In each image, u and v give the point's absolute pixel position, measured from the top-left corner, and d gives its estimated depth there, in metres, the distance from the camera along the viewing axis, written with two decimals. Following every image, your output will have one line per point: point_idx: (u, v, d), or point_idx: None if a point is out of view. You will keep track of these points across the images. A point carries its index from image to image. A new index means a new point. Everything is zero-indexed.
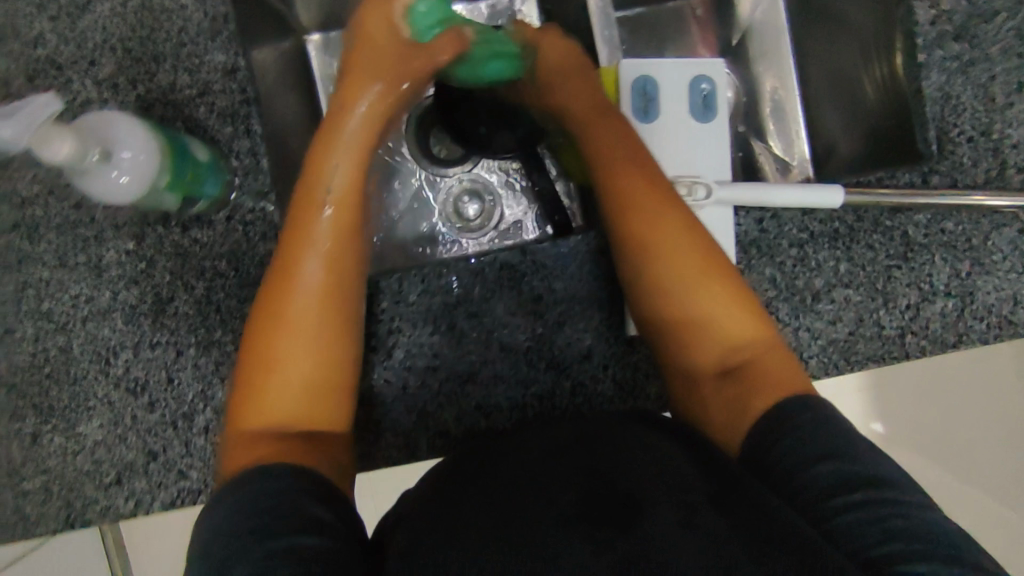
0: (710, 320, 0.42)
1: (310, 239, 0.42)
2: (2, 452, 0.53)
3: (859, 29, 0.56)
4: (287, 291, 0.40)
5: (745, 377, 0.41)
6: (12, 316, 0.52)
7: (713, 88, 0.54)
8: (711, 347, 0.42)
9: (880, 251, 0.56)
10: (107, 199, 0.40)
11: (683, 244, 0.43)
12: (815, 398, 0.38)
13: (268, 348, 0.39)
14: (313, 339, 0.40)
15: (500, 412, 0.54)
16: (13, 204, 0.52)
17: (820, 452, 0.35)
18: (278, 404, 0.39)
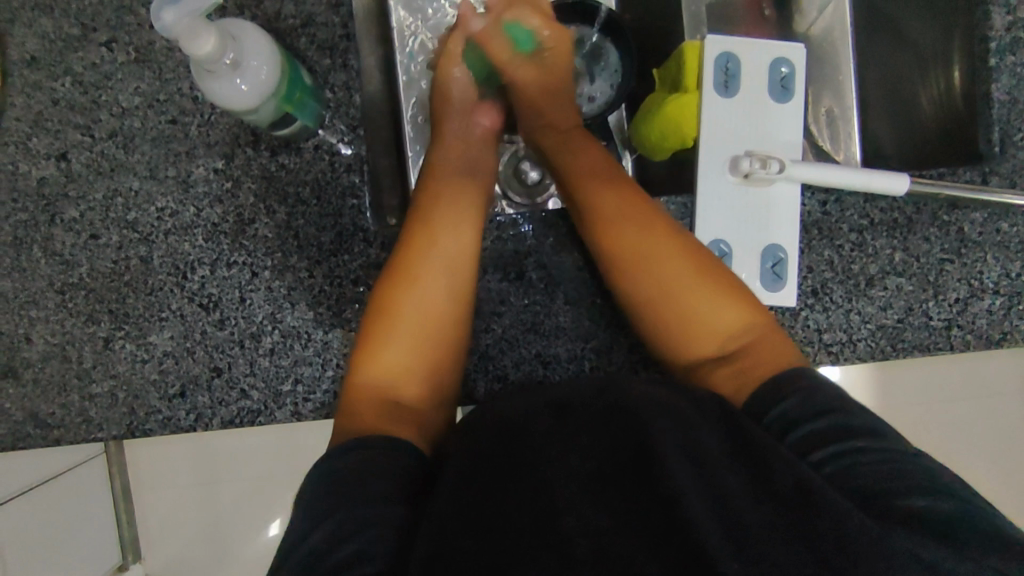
0: (709, 312, 0.42)
1: (438, 235, 0.45)
2: (71, 354, 0.54)
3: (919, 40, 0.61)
4: (404, 296, 0.43)
5: (743, 359, 0.41)
6: (98, 222, 0.54)
7: (792, 71, 0.56)
8: (711, 335, 0.42)
9: (935, 244, 0.58)
10: (214, 100, 0.43)
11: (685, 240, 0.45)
12: (805, 372, 0.38)
13: (390, 343, 0.42)
14: (436, 304, 0.43)
15: (558, 362, 0.56)
16: (111, 113, 0.54)
17: (816, 410, 0.36)
18: (392, 364, 0.41)
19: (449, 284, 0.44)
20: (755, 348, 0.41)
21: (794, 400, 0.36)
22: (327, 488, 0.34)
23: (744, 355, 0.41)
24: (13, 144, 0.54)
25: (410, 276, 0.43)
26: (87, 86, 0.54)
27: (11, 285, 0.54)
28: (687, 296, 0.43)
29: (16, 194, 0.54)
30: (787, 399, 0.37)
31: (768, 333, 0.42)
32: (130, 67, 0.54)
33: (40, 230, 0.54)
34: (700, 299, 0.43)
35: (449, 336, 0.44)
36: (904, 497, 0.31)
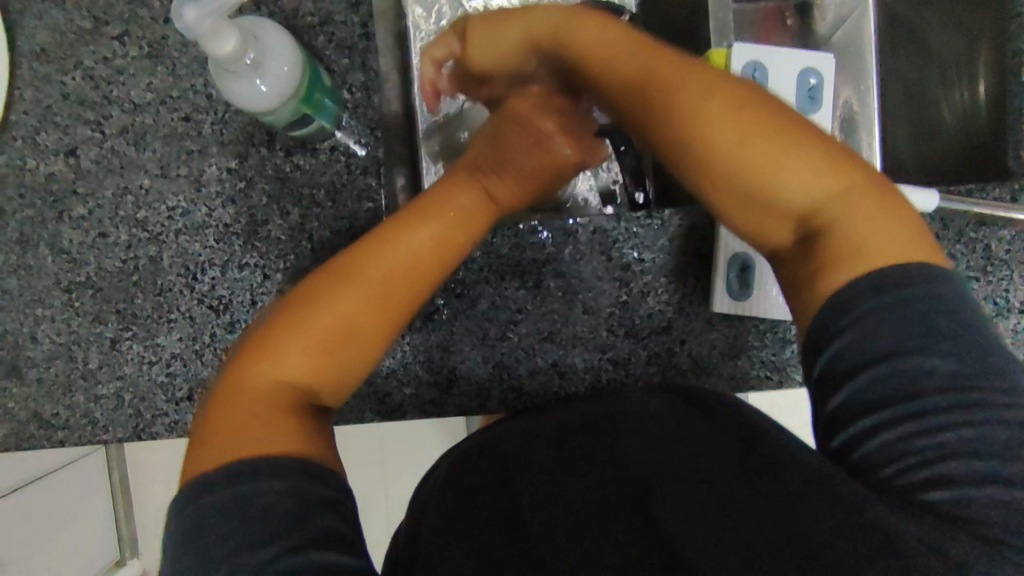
0: (777, 195, 0.37)
1: (414, 229, 0.42)
2: (77, 354, 0.53)
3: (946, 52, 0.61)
4: (333, 287, 0.40)
5: (826, 244, 0.35)
6: (107, 220, 0.53)
7: (821, 82, 0.55)
8: (781, 217, 0.37)
9: (961, 262, 0.56)
10: (231, 96, 0.43)
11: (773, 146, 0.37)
12: (902, 275, 0.33)
13: (294, 332, 0.38)
14: (355, 297, 0.40)
15: (575, 373, 0.54)
16: (122, 108, 0.52)
17: (889, 345, 0.32)
18: (287, 360, 0.38)
19: (381, 288, 0.40)
20: (836, 219, 0.35)
21: (852, 332, 0.33)
22: (258, 500, 0.32)
23: (823, 236, 0.36)
24: (22, 138, 0.52)
25: (314, 296, 0.40)
26: (98, 80, 0.52)
27: (16, 283, 0.52)
28: (755, 189, 0.37)
29: (23, 190, 0.52)
30: (844, 333, 0.33)
31: (852, 192, 0.36)
32: (142, 62, 0.52)
33: (47, 227, 0.52)
34: (755, 185, 0.37)
35: (368, 328, 0.40)
36: (933, 490, 0.30)
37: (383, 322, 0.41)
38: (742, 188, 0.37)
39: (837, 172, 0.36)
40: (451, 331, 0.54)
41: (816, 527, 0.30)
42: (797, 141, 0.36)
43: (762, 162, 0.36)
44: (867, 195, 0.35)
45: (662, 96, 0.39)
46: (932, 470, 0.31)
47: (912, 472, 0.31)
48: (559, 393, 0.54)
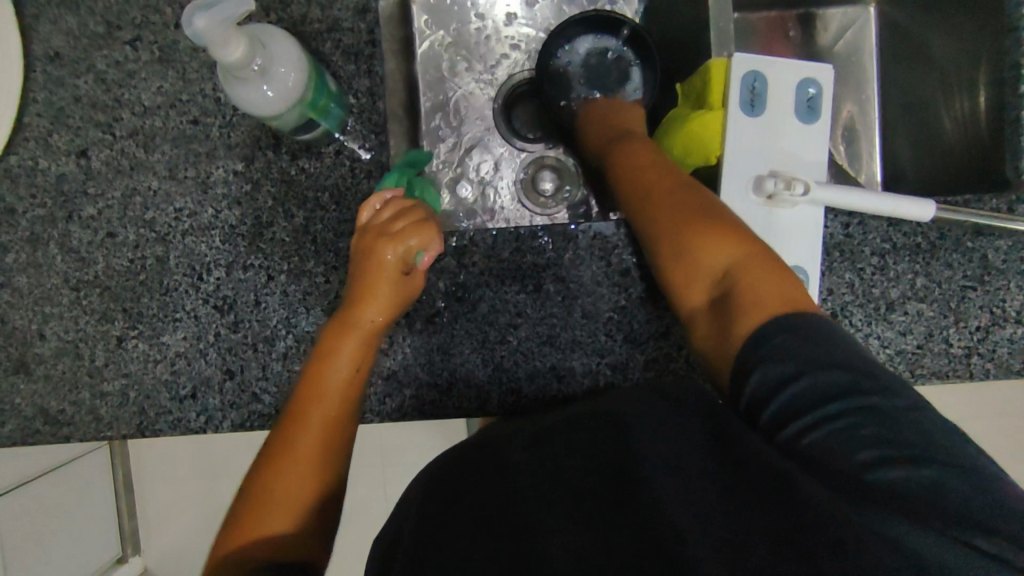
0: (698, 263, 0.43)
1: (349, 334, 0.48)
2: (84, 351, 0.54)
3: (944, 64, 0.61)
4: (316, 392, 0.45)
5: (730, 302, 0.41)
6: (115, 220, 0.54)
7: (819, 92, 0.56)
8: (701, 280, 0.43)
9: (958, 271, 0.57)
10: (236, 100, 0.44)
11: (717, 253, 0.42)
12: (795, 319, 0.38)
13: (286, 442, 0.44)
14: (329, 397, 0.46)
15: (573, 377, 0.55)
16: (132, 112, 0.53)
17: (799, 368, 0.36)
18: (282, 473, 0.43)
19: (345, 380, 0.47)
20: (740, 281, 0.41)
21: (770, 361, 0.37)
22: None
23: (732, 294, 0.41)
24: (34, 139, 0.53)
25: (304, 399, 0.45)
26: (109, 84, 0.53)
27: (26, 280, 0.54)
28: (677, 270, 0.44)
29: (35, 190, 0.53)
30: (752, 375, 0.37)
31: (763, 264, 0.41)
32: (153, 66, 0.53)
33: (57, 227, 0.53)
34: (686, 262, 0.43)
35: (342, 428, 0.45)
36: (867, 472, 0.32)
37: (341, 419, 0.46)
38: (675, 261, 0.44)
39: (739, 245, 0.42)
40: (452, 334, 0.55)
41: (803, 517, 0.30)
42: (717, 237, 0.43)
43: (692, 243, 0.43)
44: (759, 265, 0.41)
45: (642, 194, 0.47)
46: (872, 454, 0.33)
47: (844, 461, 0.33)
48: (558, 396, 0.55)
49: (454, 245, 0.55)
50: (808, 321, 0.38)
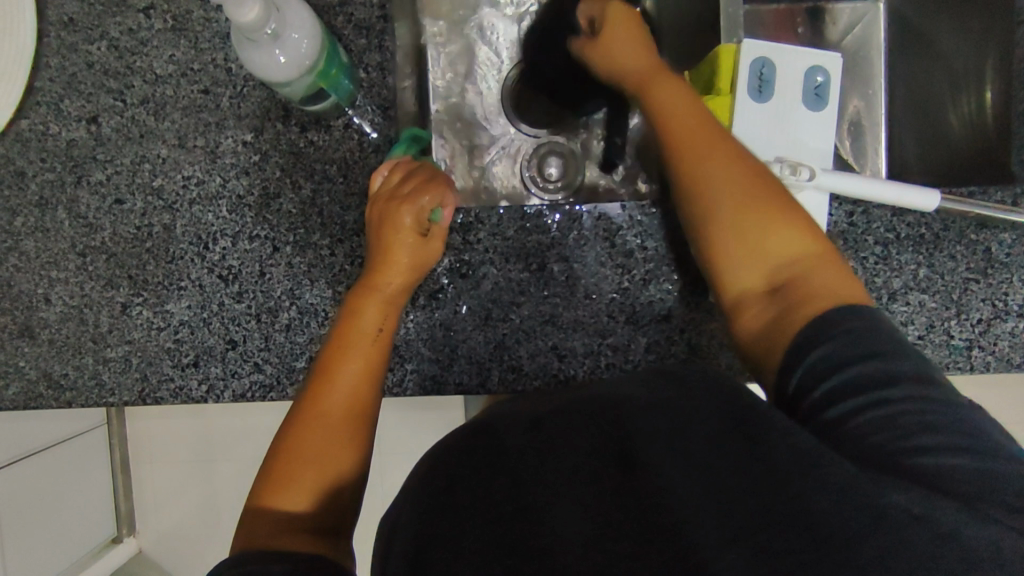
0: (756, 251, 0.44)
1: (370, 298, 0.48)
2: (89, 316, 0.54)
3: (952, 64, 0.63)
4: (340, 360, 0.46)
5: (799, 289, 0.42)
6: (124, 187, 0.54)
7: (828, 80, 0.56)
8: (757, 266, 0.44)
9: (962, 263, 0.57)
10: (246, 61, 0.44)
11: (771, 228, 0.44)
12: (861, 308, 0.40)
13: (312, 410, 0.45)
14: (358, 363, 0.47)
15: (574, 356, 0.55)
16: (144, 79, 0.54)
17: (859, 352, 0.37)
18: (310, 439, 0.44)
19: (372, 350, 0.47)
20: (807, 268, 0.43)
21: (836, 343, 0.38)
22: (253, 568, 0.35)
23: (791, 285, 0.43)
24: (46, 104, 0.54)
25: (331, 361, 0.46)
26: (122, 51, 0.54)
27: (33, 245, 0.54)
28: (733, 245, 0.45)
29: (45, 154, 0.54)
30: (820, 347, 0.38)
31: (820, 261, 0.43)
32: (166, 35, 0.54)
33: (65, 191, 0.54)
34: (748, 252, 0.44)
35: (369, 392, 0.47)
36: (901, 455, 0.33)
37: (368, 385, 0.47)
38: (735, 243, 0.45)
39: (804, 233, 0.44)
40: (455, 311, 0.55)
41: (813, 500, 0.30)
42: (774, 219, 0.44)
43: (757, 231, 0.44)
44: (824, 255, 0.44)
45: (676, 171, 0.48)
46: (904, 439, 0.33)
47: (877, 444, 0.33)
48: (559, 375, 0.55)
49: (459, 221, 0.55)
50: (870, 312, 0.39)
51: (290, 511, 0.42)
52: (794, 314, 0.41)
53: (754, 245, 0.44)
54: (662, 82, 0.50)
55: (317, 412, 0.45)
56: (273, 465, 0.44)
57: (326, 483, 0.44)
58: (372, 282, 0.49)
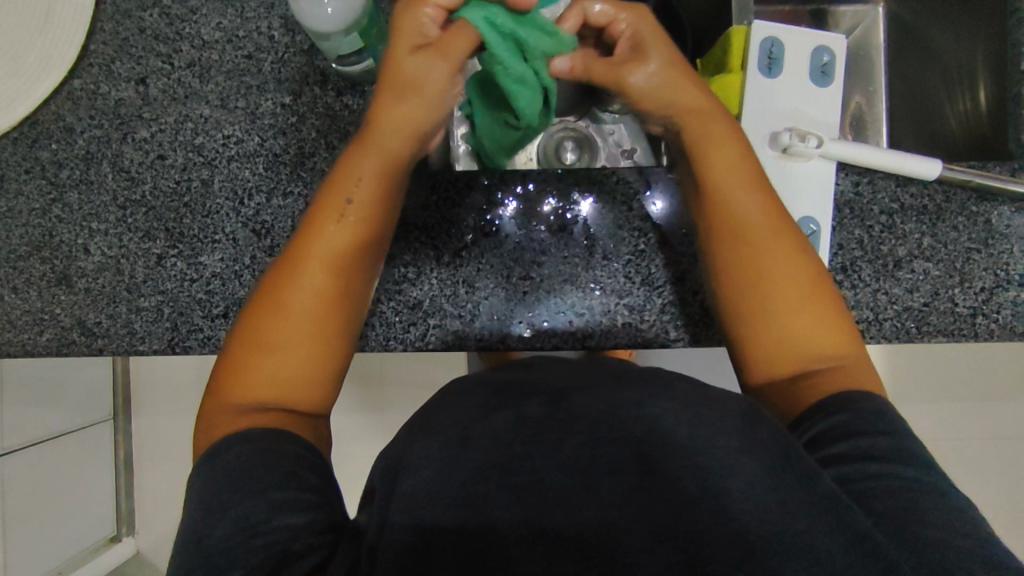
0: (788, 334, 0.45)
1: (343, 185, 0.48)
2: (125, 267, 0.56)
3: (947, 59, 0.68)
4: (305, 257, 0.47)
5: (814, 381, 0.43)
6: (167, 143, 0.57)
7: (833, 59, 0.59)
8: (786, 349, 0.45)
9: (963, 233, 0.59)
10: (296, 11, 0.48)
11: (806, 314, 0.45)
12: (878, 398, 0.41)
13: (282, 298, 0.46)
14: (323, 257, 0.47)
15: (591, 316, 0.57)
16: (191, 45, 0.57)
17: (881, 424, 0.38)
18: (280, 333, 0.45)
19: (340, 244, 0.47)
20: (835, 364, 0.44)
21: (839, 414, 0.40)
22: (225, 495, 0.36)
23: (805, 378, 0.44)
24: (98, 65, 0.57)
25: (304, 244, 0.47)
26: (172, 19, 0.58)
27: (77, 197, 0.56)
28: (770, 300, 0.46)
29: (94, 112, 0.57)
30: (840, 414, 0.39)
31: (854, 368, 0.44)
32: (214, 5, 0.58)
33: (111, 147, 0.57)
34: (769, 327, 0.45)
35: (339, 289, 0.47)
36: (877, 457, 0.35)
37: (330, 279, 0.47)
38: (757, 293, 0.46)
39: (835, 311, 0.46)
40: (477, 269, 0.57)
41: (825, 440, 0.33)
42: (809, 304, 0.45)
43: (771, 300, 0.46)
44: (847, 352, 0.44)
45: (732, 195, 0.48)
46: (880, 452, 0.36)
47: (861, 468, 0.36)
48: (575, 334, 0.57)
49: (485, 184, 0.58)
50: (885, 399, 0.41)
51: (257, 392, 0.44)
52: (809, 394, 0.43)
53: (793, 326, 0.45)
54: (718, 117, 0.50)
55: (281, 298, 0.46)
56: (244, 351, 0.45)
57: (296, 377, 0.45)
58: (348, 170, 0.48)
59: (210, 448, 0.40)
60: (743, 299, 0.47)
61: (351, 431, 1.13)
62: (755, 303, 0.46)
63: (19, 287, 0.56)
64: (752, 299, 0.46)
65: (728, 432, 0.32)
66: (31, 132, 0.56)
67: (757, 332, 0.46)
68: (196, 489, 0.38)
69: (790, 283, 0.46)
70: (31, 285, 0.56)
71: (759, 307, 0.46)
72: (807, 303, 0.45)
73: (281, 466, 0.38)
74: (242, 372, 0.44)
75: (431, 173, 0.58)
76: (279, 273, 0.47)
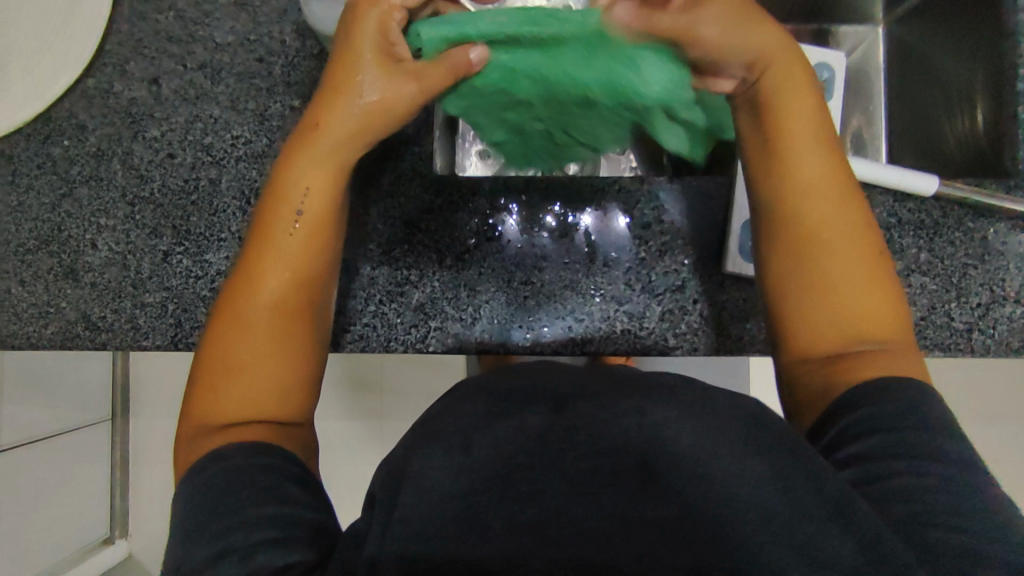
0: (846, 312, 0.44)
1: (289, 183, 0.47)
2: (132, 263, 0.57)
3: (945, 80, 0.69)
4: (261, 263, 0.46)
5: (863, 360, 0.42)
6: (176, 142, 0.58)
7: (833, 76, 0.61)
8: (835, 328, 0.44)
9: (960, 249, 0.60)
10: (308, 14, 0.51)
11: (868, 297, 0.44)
12: (897, 386, 0.40)
13: (242, 308, 0.45)
14: (280, 262, 0.46)
15: (591, 322, 0.58)
16: (204, 47, 0.59)
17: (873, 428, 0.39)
18: (243, 343, 0.45)
19: (297, 248, 0.47)
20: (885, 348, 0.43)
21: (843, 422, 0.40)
22: (218, 490, 0.38)
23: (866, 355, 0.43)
24: (112, 65, 0.58)
25: (257, 256, 0.47)
26: (187, 22, 0.59)
27: (87, 192, 0.57)
28: (822, 282, 0.45)
29: (106, 110, 0.58)
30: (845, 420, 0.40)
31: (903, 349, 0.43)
32: (228, 9, 0.59)
33: (122, 145, 0.58)
34: (821, 303, 0.44)
35: (302, 294, 0.47)
36: None
37: (285, 282, 0.46)
38: (809, 276, 0.45)
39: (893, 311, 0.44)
40: (479, 273, 0.58)
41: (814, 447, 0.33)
42: (871, 289, 0.44)
43: (827, 283, 0.44)
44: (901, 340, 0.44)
45: (801, 180, 0.46)
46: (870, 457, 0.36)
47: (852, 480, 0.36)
48: (575, 340, 0.57)
49: (488, 190, 0.59)
50: (911, 387, 0.40)
51: (229, 406, 0.43)
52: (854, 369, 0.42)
53: (848, 304, 0.44)
54: (800, 104, 0.47)
55: (239, 308, 0.46)
56: (209, 365, 0.45)
57: (270, 389, 0.44)
58: (287, 169, 0.48)
59: (202, 452, 0.41)
60: (801, 285, 0.45)
61: (349, 437, 1.13)
62: (812, 282, 0.45)
63: (26, 280, 0.56)
64: (815, 278, 0.45)
65: (721, 433, 0.32)
66: (44, 129, 0.58)
67: (816, 303, 0.44)
68: (191, 482, 0.39)
69: (853, 268, 0.45)
70: (38, 278, 0.56)
71: (815, 282, 0.45)
72: (864, 286, 0.44)
73: (273, 479, 0.38)
74: (211, 386, 0.44)
75: (435, 177, 0.59)
76: (236, 283, 0.47)
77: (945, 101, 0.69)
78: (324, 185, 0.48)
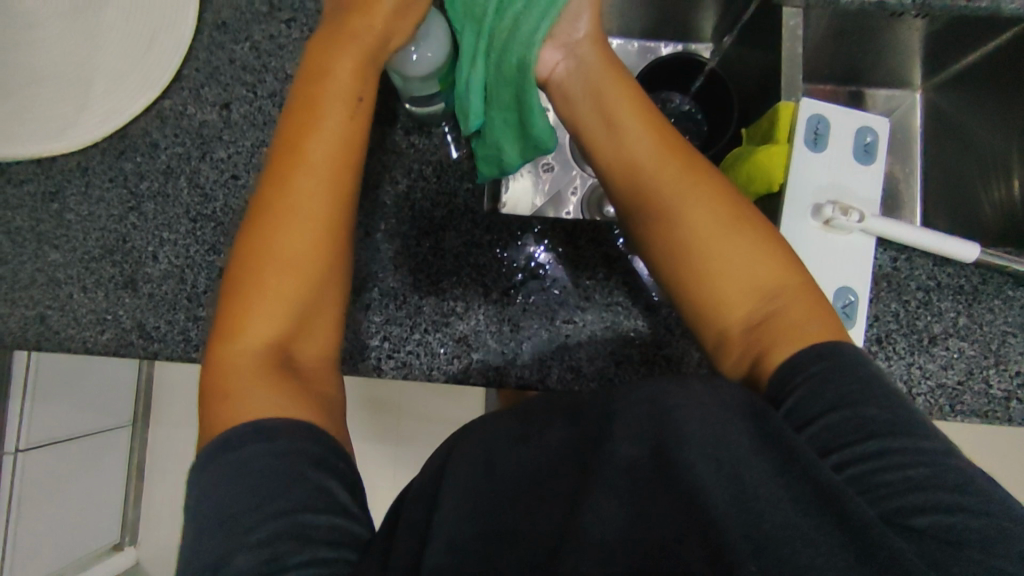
0: (725, 273, 0.47)
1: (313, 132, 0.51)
2: (189, 277, 0.59)
3: (981, 149, 0.71)
4: (286, 197, 0.49)
5: (774, 325, 0.45)
6: (241, 164, 0.60)
7: (876, 140, 0.63)
8: (732, 304, 0.47)
9: (999, 316, 0.61)
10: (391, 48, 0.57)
11: (740, 252, 0.47)
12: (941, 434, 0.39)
13: (275, 248, 0.48)
14: (308, 207, 0.49)
15: (630, 363, 0.58)
16: (275, 76, 0.62)
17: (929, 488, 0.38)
18: (276, 283, 0.48)
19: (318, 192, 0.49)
20: (784, 306, 0.45)
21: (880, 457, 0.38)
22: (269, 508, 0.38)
23: (769, 319, 0.45)
24: (188, 89, 0.62)
25: (278, 197, 0.49)
26: (261, 52, 0.62)
27: (153, 207, 0.60)
28: (695, 250, 0.48)
29: (179, 131, 0.61)
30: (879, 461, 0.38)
31: (791, 292, 0.46)
32: (300, 43, 0.62)
33: (190, 163, 0.61)
34: (703, 268, 0.48)
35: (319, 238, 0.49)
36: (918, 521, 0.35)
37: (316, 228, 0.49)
38: (677, 241, 0.49)
39: (777, 259, 0.47)
40: (523, 309, 0.59)
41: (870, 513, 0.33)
42: (740, 237, 0.48)
43: (698, 245, 0.48)
44: (798, 291, 0.46)
45: (635, 157, 0.52)
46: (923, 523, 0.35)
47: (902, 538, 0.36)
48: (613, 380, 0.58)
49: (536, 231, 0.61)
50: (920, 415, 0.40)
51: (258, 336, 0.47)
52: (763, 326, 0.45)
53: (727, 266, 0.47)
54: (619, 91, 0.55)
55: (268, 248, 0.48)
56: (237, 300, 0.48)
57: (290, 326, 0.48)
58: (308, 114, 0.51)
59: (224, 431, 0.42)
60: (674, 259, 0.49)
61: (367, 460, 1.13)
62: (681, 248, 0.49)
63: (88, 287, 0.58)
64: (684, 245, 0.49)
65: (773, 487, 0.33)
66: (119, 145, 0.61)
67: (694, 276, 0.48)
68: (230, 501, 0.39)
69: (712, 225, 0.48)
70: (99, 286, 0.58)
71: (682, 247, 0.49)
72: (732, 234, 0.48)
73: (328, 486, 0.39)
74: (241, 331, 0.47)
75: (486, 216, 0.61)
76: (260, 222, 0.49)
77: (981, 170, 0.71)
78: (345, 139, 0.51)
